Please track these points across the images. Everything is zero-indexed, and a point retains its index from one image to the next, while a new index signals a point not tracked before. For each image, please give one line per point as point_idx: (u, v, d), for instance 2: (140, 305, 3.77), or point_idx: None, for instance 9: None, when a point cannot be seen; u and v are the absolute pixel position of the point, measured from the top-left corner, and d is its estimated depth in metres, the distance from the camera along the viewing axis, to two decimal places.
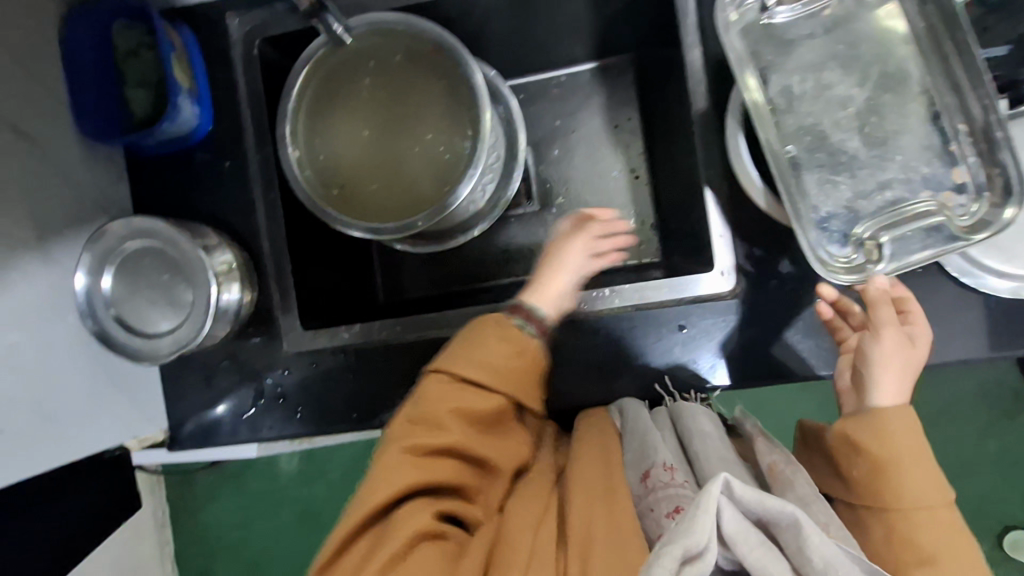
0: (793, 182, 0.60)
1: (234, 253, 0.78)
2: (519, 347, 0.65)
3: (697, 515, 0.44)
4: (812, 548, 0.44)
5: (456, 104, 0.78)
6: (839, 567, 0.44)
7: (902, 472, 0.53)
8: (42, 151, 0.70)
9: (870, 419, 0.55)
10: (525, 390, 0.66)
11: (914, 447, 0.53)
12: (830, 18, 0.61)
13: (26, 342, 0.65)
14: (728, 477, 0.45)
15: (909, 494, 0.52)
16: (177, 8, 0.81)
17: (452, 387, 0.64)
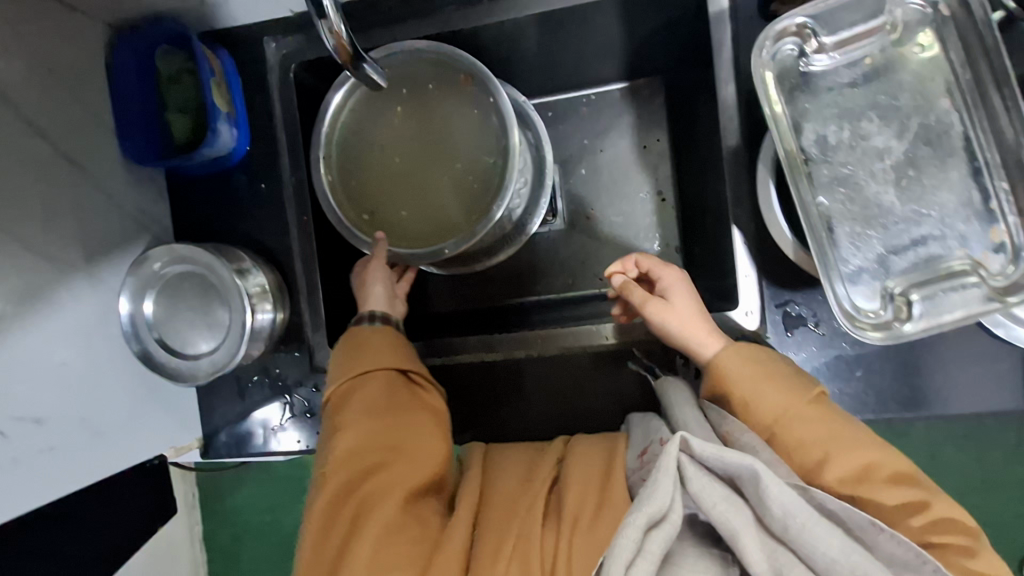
0: (825, 236, 0.59)
1: (268, 275, 0.81)
2: (388, 334, 0.76)
3: (659, 481, 0.52)
4: (770, 499, 0.52)
5: (488, 133, 0.79)
6: (796, 514, 0.51)
7: (757, 395, 0.63)
8: (90, 175, 0.73)
9: (716, 376, 0.66)
10: (408, 362, 0.74)
11: (754, 373, 0.64)
12: (871, 66, 0.59)
13: (74, 359, 0.69)
14: (685, 436, 0.54)
15: (773, 407, 0.62)
16: (216, 30, 0.83)
17: (350, 388, 0.71)
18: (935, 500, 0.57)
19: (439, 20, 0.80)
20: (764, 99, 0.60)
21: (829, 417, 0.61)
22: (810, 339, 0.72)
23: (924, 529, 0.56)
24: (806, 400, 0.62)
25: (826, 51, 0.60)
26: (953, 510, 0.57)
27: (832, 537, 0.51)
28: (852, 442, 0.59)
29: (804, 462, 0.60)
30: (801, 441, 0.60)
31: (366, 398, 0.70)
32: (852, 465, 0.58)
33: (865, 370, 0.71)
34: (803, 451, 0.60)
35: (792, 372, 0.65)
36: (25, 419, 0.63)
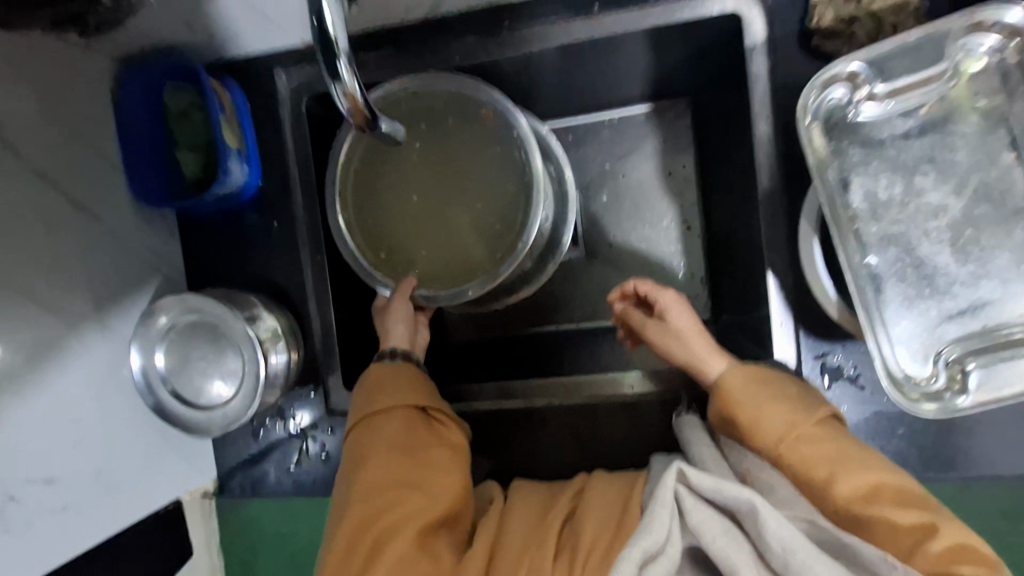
0: (873, 299, 0.56)
1: (280, 318, 0.78)
2: (399, 367, 0.71)
3: (654, 512, 0.49)
4: (770, 534, 0.47)
5: (510, 167, 0.74)
6: (797, 550, 0.46)
7: (764, 418, 0.59)
8: (100, 221, 0.70)
9: (718, 396, 0.62)
10: (427, 399, 0.68)
11: (758, 392, 0.60)
12: (927, 118, 0.55)
13: (86, 415, 0.67)
14: (681, 465, 0.51)
15: (784, 432, 0.57)
16: (223, 61, 0.79)
17: (367, 425, 0.66)
18: (951, 528, 0.49)
19: (456, 53, 0.75)
20: (811, 152, 0.56)
21: (837, 437, 0.56)
22: (848, 394, 0.69)
23: (940, 560, 0.47)
24: (813, 418, 0.57)
25: (878, 100, 0.56)
26: (969, 539, 0.48)
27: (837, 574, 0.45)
28: (858, 461, 0.54)
29: (809, 483, 0.54)
30: (805, 459, 0.55)
31: (387, 434, 0.64)
32: (859, 485, 0.52)
33: (907, 428, 0.68)
34: (807, 470, 0.55)
35: (803, 392, 0.61)
36: (37, 479, 0.61)
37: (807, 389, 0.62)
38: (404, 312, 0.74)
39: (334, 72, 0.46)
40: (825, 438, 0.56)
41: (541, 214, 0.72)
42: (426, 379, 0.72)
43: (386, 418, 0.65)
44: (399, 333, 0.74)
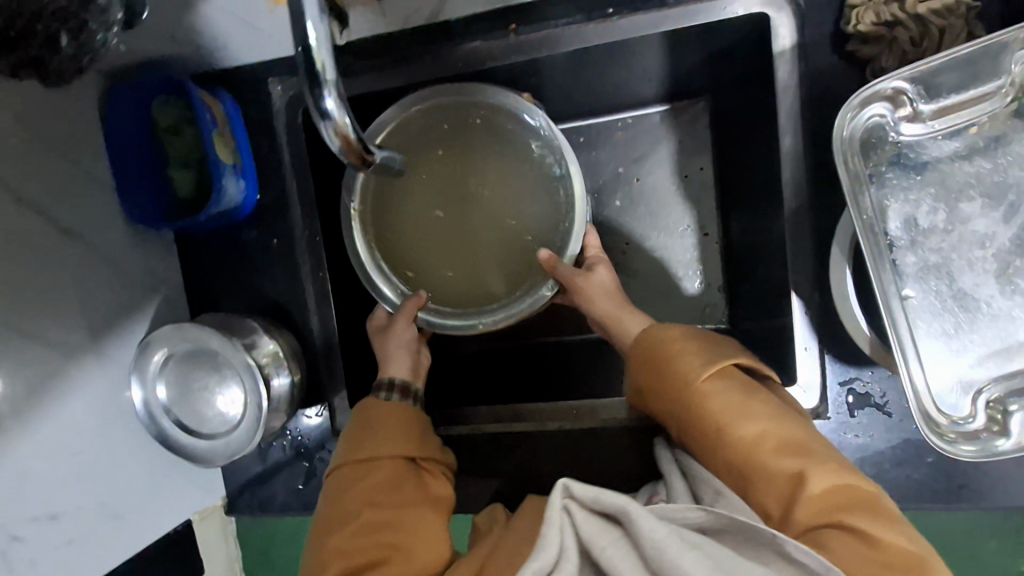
0: (908, 334, 0.51)
1: (282, 342, 0.75)
2: (399, 412, 0.66)
3: (543, 532, 0.45)
4: (648, 540, 0.43)
5: (545, 190, 0.68)
6: (671, 552, 0.42)
7: (670, 370, 0.57)
8: (89, 243, 0.67)
9: (635, 352, 0.60)
10: (419, 447, 0.65)
11: (679, 350, 0.58)
12: (975, 138, 0.51)
13: (87, 446, 0.65)
14: (565, 479, 0.46)
15: (688, 385, 0.55)
16: (216, 71, 0.76)
17: (344, 473, 0.62)
18: (829, 473, 0.47)
19: (461, 57, 0.70)
20: (845, 175, 0.51)
21: (733, 391, 0.54)
22: (876, 421, 0.65)
23: (812, 509, 0.46)
24: (709, 373, 0.55)
25: (921, 120, 0.51)
26: (848, 484, 0.47)
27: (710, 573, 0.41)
28: (748, 413, 0.52)
29: (703, 438, 0.54)
30: (699, 415, 0.54)
31: (367, 484, 0.60)
32: (744, 437, 0.51)
33: (937, 456, 0.64)
34: (702, 424, 0.54)
35: (708, 345, 0.58)
36: (39, 517, 0.60)
37: (715, 342, 0.59)
38: (407, 335, 0.71)
39: (318, 106, 0.40)
40: (719, 392, 0.54)
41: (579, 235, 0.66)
42: (420, 419, 0.68)
43: (370, 467, 0.62)
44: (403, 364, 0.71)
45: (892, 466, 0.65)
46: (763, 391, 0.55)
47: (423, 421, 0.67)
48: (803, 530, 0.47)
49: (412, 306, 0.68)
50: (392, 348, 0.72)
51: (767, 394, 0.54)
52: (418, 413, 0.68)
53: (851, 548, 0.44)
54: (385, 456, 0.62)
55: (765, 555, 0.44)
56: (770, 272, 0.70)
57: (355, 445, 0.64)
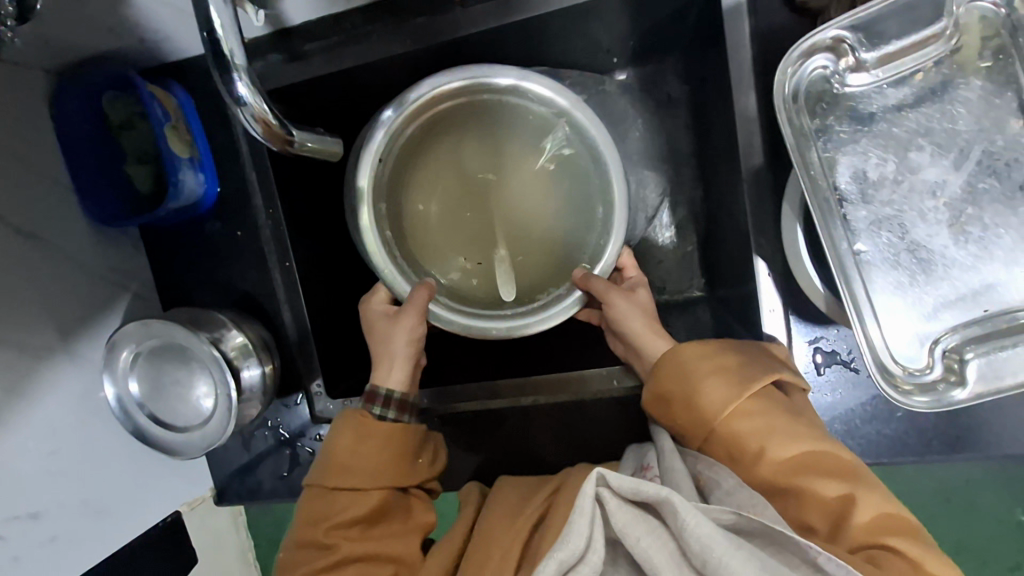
0: (860, 288, 0.51)
1: (250, 333, 0.76)
2: (393, 431, 0.64)
3: (573, 524, 0.45)
4: (687, 532, 0.43)
5: (576, 208, 0.69)
6: (714, 548, 0.42)
7: (704, 389, 0.57)
8: (51, 245, 0.67)
9: (662, 371, 0.60)
10: (407, 477, 0.65)
11: (716, 367, 0.57)
12: (922, 84, 0.49)
13: (64, 445, 0.66)
14: (601, 471, 0.46)
15: (724, 405, 0.56)
16: (170, 64, 0.76)
17: (323, 499, 0.62)
18: (873, 498, 0.50)
19: (410, 33, 0.67)
20: (789, 132, 0.50)
21: (772, 410, 0.55)
22: (843, 378, 0.65)
23: (865, 531, 0.49)
24: (748, 392, 0.56)
25: (866, 70, 0.50)
26: (890, 507, 0.50)
27: (750, 568, 0.41)
28: (791, 433, 0.54)
29: (739, 456, 0.54)
30: (738, 433, 0.55)
31: (348, 513, 0.61)
32: (788, 456, 0.53)
33: (906, 410, 0.65)
34: (739, 447, 0.54)
35: (744, 361, 0.58)
36: (20, 515, 0.60)
37: (749, 356, 0.59)
38: (413, 329, 0.65)
39: (231, 90, 0.44)
40: (757, 413, 0.55)
41: (618, 244, 0.65)
42: (416, 436, 0.66)
43: (356, 497, 0.62)
44: (402, 371, 0.68)
45: (862, 422, 0.65)
46: (798, 411, 0.56)
47: (418, 436, 0.66)
48: (856, 549, 0.49)
49: (423, 296, 0.64)
50: (395, 343, 0.66)
51: (807, 414, 0.56)
52: (415, 429, 0.66)
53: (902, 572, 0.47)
54: (373, 487, 0.62)
55: (789, 559, 0.44)
56: (733, 238, 0.70)
57: (343, 467, 0.62)
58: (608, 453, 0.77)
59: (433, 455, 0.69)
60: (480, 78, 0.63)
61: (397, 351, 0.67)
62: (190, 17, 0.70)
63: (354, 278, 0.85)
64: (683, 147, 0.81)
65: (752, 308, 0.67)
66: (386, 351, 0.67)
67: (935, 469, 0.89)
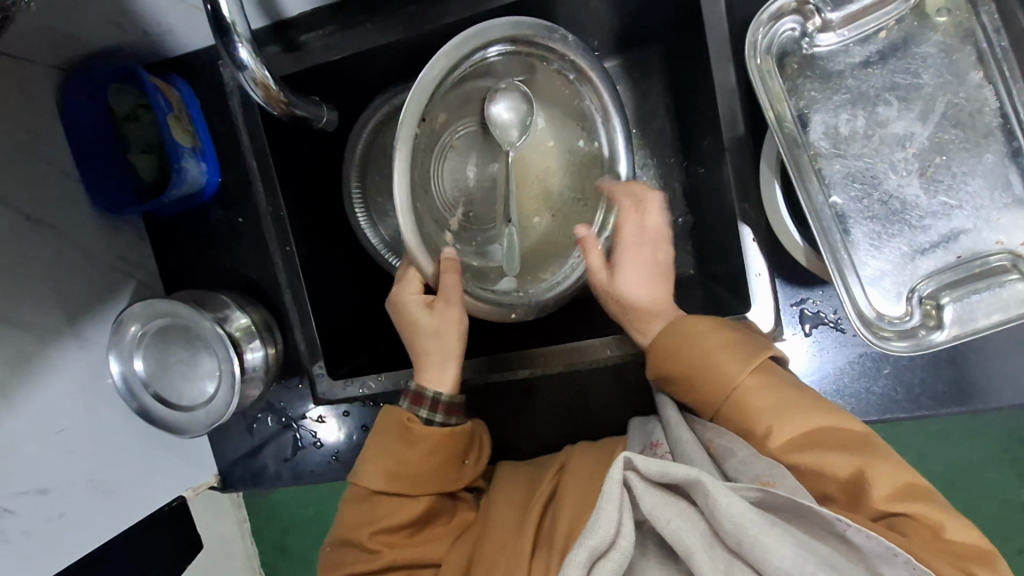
0: (838, 235, 0.53)
1: (252, 314, 0.78)
2: (441, 439, 0.62)
3: (601, 508, 0.43)
4: (723, 513, 0.43)
5: (578, 177, 0.72)
6: (749, 528, 0.42)
7: (702, 367, 0.57)
8: (59, 232, 0.69)
9: (660, 355, 0.59)
10: (451, 484, 0.63)
11: (714, 344, 0.57)
12: (886, 41, 0.53)
13: (72, 424, 0.67)
14: (628, 455, 0.45)
15: (723, 383, 0.56)
16: (168, 59, 0.81)
17: (366, 503, 0.62)
18: (886, 468, 0.49)
19: (401, 22, 0.70)
20: (764, 94, 0.54)
21: (774, 387, 0.55)
22: (831, 339, 0.67)
23: (886, 500, 0.48)
24: (748, 368, 0.55)
25: (832, 29, 0.54)
26: (906, 474, 0.49)
27: (788, 546, 0.42)
28: (794, 410, 0.53)
29: (744, 434, 0.54)
30: (741, 409, 0.55)
31: (392, 519, 0.61)
32: (795, 434, 0.52)
33: (892, 366, 0.66)
34: (744, 422, 0.54)
35: (741, 340, 0.58)
36: (29, 491, 0.61)
37: (747, 335, 0.59)
38: (458, 321, 0.62)
39: (234, 57, 0.51)
40: (761, 390, 0.54)
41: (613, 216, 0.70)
42: (461, 437, 0.63)
43: (401, 502, 0.61)
44: (450, 371, 0.65)
45: (852, 381, 0.67)
46: (801, 385, 0.55)
47: (463, 441, 0.64)
48: (877, 518, 0.49)
49: (450, 274, 0.59)
50: (449, 341, 0.63)
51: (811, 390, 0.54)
52: (461, 435, 0.64)
53: (924, 538, 0.47)
54: (415, 492, 0.61)
55: (817, 530, 0.45)
56: (718, 208, 0.71)
57: (387, 475, 0.61)
58: (604, 423, 0.78)
59: (478, 453, 0.68)
60: (564, 41, 0.62)
61: (450, 349, 0.64)
62: (189, 11, 0.73)
63: (353, 262, 0.87)
64: (668, 129, 0.82)
65: (741, 275, 0.67)
66: (436, 351, 0.64)
67: (924, 432, 0.91)
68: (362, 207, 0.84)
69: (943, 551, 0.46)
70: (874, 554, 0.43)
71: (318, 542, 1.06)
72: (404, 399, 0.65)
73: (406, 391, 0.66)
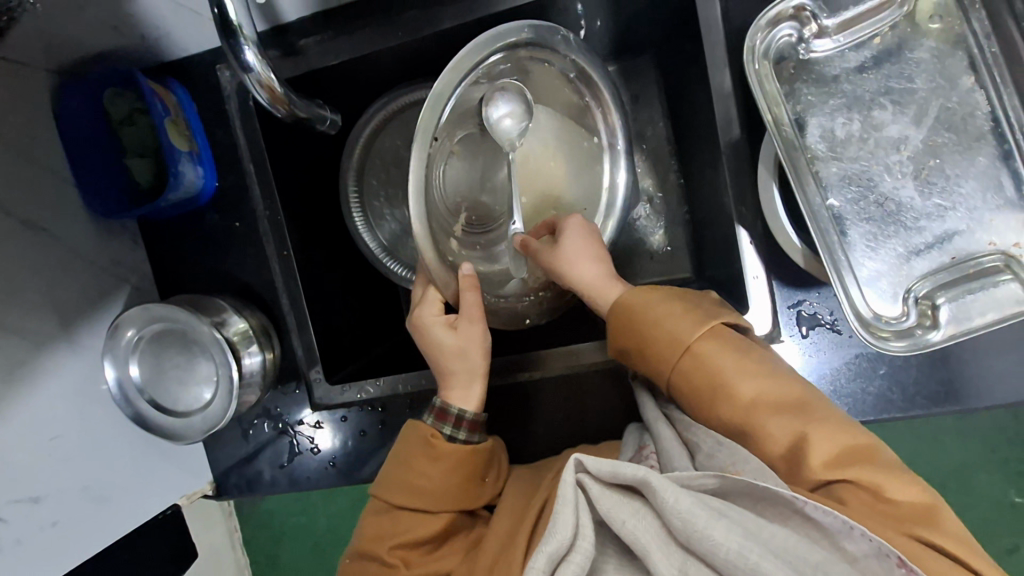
0: (836, 235, 0.54)
1: (250, 319, 0.78)
2: (464, 456, 0.62)
3: (558, 513, 0.43)
4: (670, 509, 0.42)
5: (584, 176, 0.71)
6: (697, 521, 0.41)
7: (651, 333, 0.56)
8: (53, 236, 0.68)
9: (612, 323, 0.59)
10: (469, 497, 0.63)
11: (664, 312, 0.56)
12: (880, 47, 0.54)
13: (66, 431, 0.66)
14: (577, 456, 0.45)
15: (672, 351, 0.55)
16: (165, 63, 0.80)
17: (388, 515, 0.63)
18: (829, 432, 0.49)
19: (400, 26, 0.70)
20: (762, 97, 0.55)
21: (720, 351, 0.54)
22: (827, 340, 0.68)
23: (825, 468, 0.47)
24: (696, 334, 0.54)
25: (828, 35, 0.55)
26: (849, 439, 0.48)
27: (733, 536, 0.40)
28: (738, 374, 0.52)
29: (694, 398, 0.54)
30: (689, 375, 0.54)
31: (411, 533, 0.60)
32: (740, 399, 0.52)
33: (887, 367, 0.67)
34: (694, 387, 0.54)
35: (692, 308, 0.57)
36: (22, 500, 0.60)
37: (699, 302, 0.58)
38: (481, 338, 0.64)
39: (240, 59, 0.51)
40: (710, 355, 0.54)
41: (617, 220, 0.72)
42: (481, 454, 0.63)
43: (420, 516, 0.61)
44: (477, 389, 0.65)
45: (849, 382, 0.68)
46: (749, 348, 0.54)
47: (485, 457, 0.64)
48: (816, 488, 0.48)
49: (469, 291, 0.61)
50: (472, 356, 0.64)
51: (755, 353, 0.53)
52: (483, 451, 0.64)
53: (863, 502, 0.46)
54: (434, 505, 0.61)
55: (783, 512, 0.43)
56: (714, 211, 0.72)
57: (405, 484, 0.62)
58: (602, 426, 0.78)
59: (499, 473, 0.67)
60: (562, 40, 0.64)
61: (474, 366, 0.65)
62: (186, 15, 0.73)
63: (349, 266, 0.86)
64: (663, 134, 0.82)
65: (738, 278, 0.68)
66: (455, 363, 0.65)
67: (915, 434, 0.92)
68: (359, 211, 0.84)
69: (885, 514, 0.46)
70: (836, 530, 0.41)
71: (312, 552, 1.04)
72: (430, 415, 0.65)
73: (431, 407, 0.66)
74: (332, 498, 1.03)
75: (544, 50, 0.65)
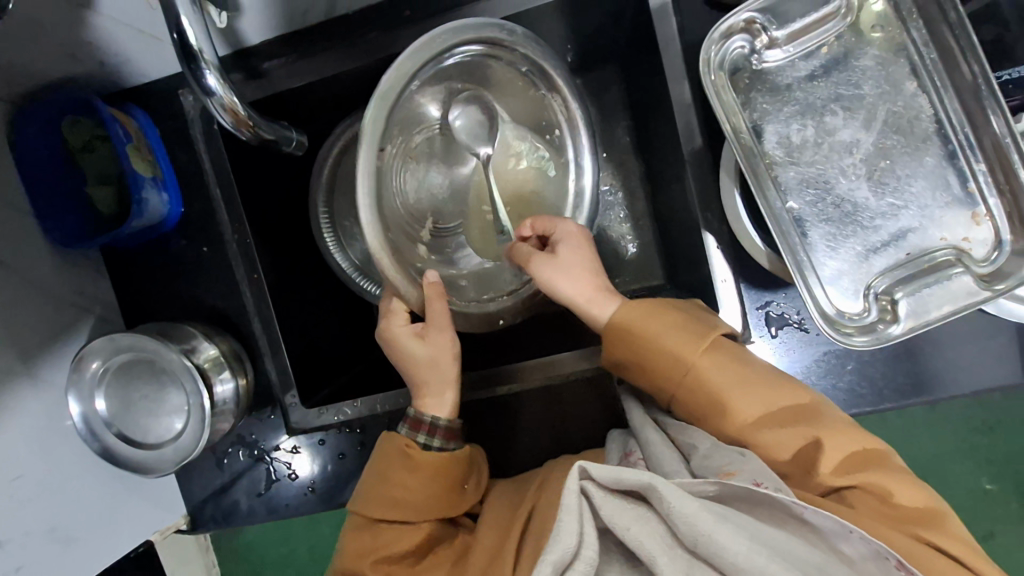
0: (797, 237, 0.56)
1: (222, 346, 0.76)
2: (439, 464, 0.62)
3: (562, 521, 0.42)
4: (677, 514, 0.41)
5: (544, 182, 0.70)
6: (705, 527, 0.40)
7: (654, 347, 0.56)
8: (11, 268, 0.66)
9: (611, 338, 0.58)
10: (451, 508, 0.62)
11: (665, 323, 0.57)
12: (828, 56, 0.57)
13: (29, 470, 0.64)
14: (581, 464, 0.44)
15: (676, 363, 0.55)
16: (127, 89, 0.79)
17: (367, 531, 0.61)
18: (837, 439, 0.51)
19: (365, 46, 0.71)
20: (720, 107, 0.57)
21: (725, 364, 0.55)
22: (796, 339, 0.70)
23: (832, 473, 0.50)
24: (700, 347, 0.55)
25: (779, 46, 0.57)
26: (852, 443, 0.51)
27: (741, 541, 0.40)
28: (745, 386, 0.54)
29: (700, 411, 0.55)
30: (695, 388, 0.55)
31: (392, 548, 0.59)
32: (749, 411, 0.53)
33: (855, 362, 0.69)
34: (701, 400, 0.55)
35: (693, 321, 0.58)
36: None
37: (696, 314, 0.59)
38: (450, 344, 0.65)
39: (202, 83, 0.51)
40: (715, 368, 0.55)
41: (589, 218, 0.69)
42: (459, 463, 0.63)
43: (400, 529, 0.60)
44: (450, 397, 0.66)
45: (819, 379, 0.69)
46: (750, 359, 0.56)
47: (463, 466, 0.63)
48: (826, 493, 0.50)
49: (435, 298, 0.62)
50: (442, 364, 0.65)
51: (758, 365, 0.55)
52: (461, 459, 0.63)
53: (872, 506, 0.48)
54: (419, 521, 0.60)
55: (778, 516, 0.44)
56: (682, 218, 0.74)
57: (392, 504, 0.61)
58: (582, 435, 0.78)
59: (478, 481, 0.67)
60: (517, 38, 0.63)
61: (447, 374, 0.65)
62: (146, 40, 0.72)
63: (321, 287, 0.85)
64: (629, 144, 0.84)
65: (708, 282, 0.69)
66: (427, 374, 0.65)
67: (887, 427, 0.94)
68: (330, 231, 0.84)
69: (889, 515, 0.48)
70: (833, 532, 0.43)
71: None
72: (403, 426, 0.65)
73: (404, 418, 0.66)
74: (312, 525, 1.01)
75: (499, 52, 0.65)
